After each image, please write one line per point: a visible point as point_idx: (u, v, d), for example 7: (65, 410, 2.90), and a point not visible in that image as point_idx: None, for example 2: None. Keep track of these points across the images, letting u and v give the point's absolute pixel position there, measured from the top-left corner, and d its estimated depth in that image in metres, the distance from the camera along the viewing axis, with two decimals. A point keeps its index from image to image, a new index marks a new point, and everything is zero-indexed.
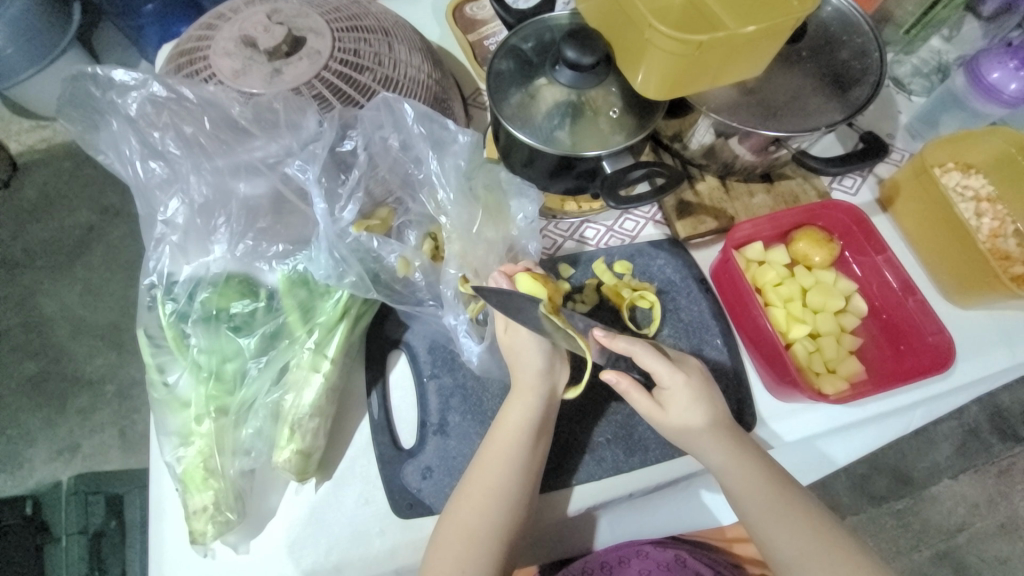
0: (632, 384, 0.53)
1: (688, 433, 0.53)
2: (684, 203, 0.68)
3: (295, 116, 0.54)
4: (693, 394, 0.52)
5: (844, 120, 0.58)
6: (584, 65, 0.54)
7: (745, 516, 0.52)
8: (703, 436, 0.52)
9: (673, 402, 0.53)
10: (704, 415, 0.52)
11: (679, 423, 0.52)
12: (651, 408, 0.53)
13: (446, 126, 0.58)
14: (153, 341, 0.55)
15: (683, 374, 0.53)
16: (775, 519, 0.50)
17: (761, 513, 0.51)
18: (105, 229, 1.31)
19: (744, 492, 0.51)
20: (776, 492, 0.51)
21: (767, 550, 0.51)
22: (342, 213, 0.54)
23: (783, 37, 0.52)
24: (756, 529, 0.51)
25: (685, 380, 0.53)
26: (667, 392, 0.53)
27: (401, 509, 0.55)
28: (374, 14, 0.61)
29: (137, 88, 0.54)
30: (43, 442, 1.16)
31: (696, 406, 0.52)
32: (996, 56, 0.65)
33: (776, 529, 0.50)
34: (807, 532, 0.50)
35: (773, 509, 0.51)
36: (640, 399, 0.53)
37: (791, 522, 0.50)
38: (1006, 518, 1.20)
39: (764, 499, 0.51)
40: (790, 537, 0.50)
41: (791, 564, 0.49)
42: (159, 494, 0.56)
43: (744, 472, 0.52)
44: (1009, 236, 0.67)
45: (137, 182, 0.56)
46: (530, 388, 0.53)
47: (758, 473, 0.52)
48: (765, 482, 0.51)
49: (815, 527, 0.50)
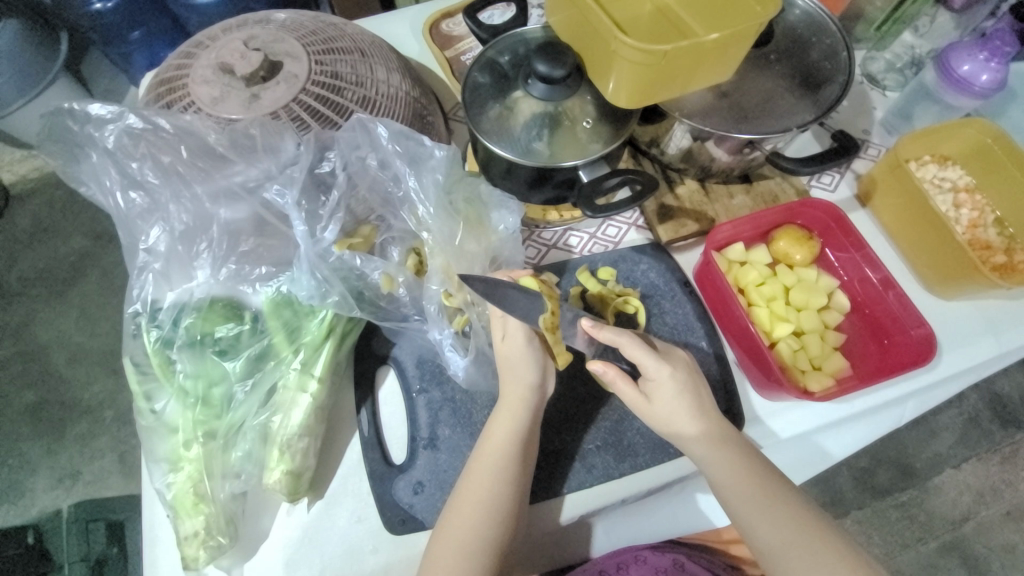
0: (618, 374, 0.53)
1: (672, 426, 0.53)
2: (664, 207, 0.69)
3: (273, 140, 0.54)
4: (680, 390, 0.53)
5: (816, 120, 0.59)
6: (556, 77, 0.55)
7: (729, 508, 0.52)
8: (687, 429, 0.53)
9: (658, 393, 0.53)
10: (689, 408, 0.53)
11: (664, 417, 0.53)
12: (636, 398, 0.54)
13: (423, 143, 0.58)
14: (141, 369, 0.55)
15: (669, 368, 0.53)
16: (759, 510, 0.50)
17: (746, 504, 0.51)
18: (99, 255, 1.32)
19: (729, 485, 0.51)
20: (761, 484, 0.51)
21: (753, 540, 0.51)
22: (323, 233, 0.55)
23: (749, 42, 0.53)
24: (741, 521, 0.51)
25: (670, 374, 0.53)
26: (653, 383, 0.53)
27: (394, 525, 0.55)
28: (350, 35, 0.62)
29: (115, 120, 0.54)
30: (42, 471, 1.16)
31: (682, 398, 0.53)
32: (966, 48, 0.66)
33: (760, 520, 0.50)
34: (791, 523, 0.50)
35: (757, 500, 0.51)
36: (627, 389, 0.54)
37: (777, 518, 0.50)
38: (1010, 506, 1.20)
39: (748, 490, 0.51)
40: (774, 527, 0.50)
41: (777, 555, 0.49)
42: (150, 522, 0.56)
43: (728, 463, 0.52)
44: (988, 225, 0.68)
45: (119, 212, 0.56)
46: (519, 399, 0.54)
47: (742, 465, 0.52)
48: (750, 476, 0.51)
49: (799, 518, 0.50)
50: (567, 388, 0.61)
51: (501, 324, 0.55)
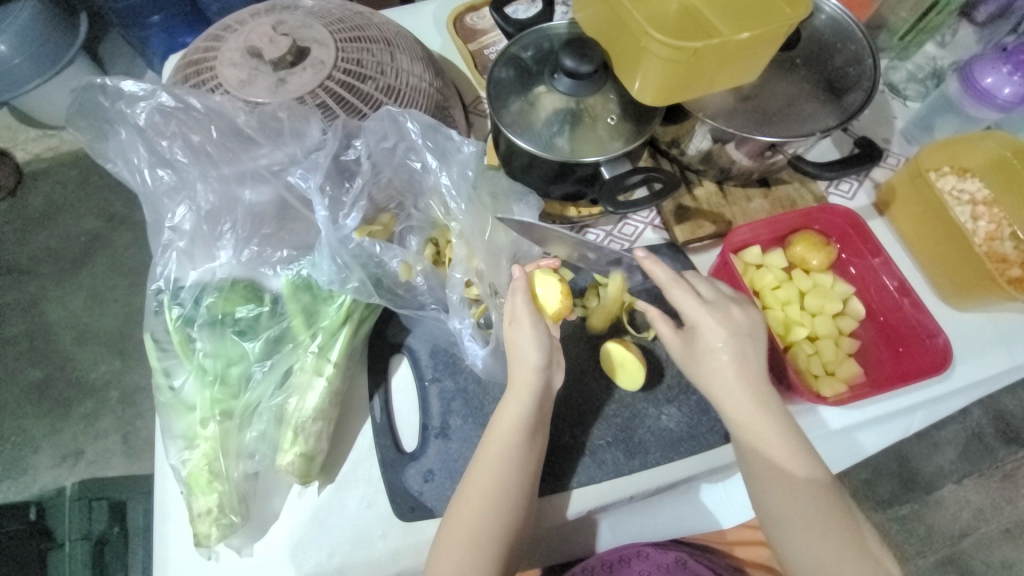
0: (659, 316, 0.56)
1: (711, 380, 0.53)
2: (682, 208, 0.69)
3: (299, 125, 0.55)
4: (725, 340, 0.53)
5: (838, 126, 0.59)
6: (582, 73, 0.55)
7: (750, 469, 0.52)
8: (728, 389, 0.52)
9: (699, 342, 0.54)
10: (732, 369, 0.52)
11: (704, 370, 0.53)
12: (676, 343, 0.55)
13: (450, 138, 0.59)
14: (160, 346, 0.56)
15: (714, 318, 0.53)
16: (777, 476, 0.51)
17: (764, 469, 0.51)
18: (110, 236, 1.33)
19: (756, 446, 0.52)
20: (789, 454, 0.51)
21: (760, 501, 0.52)
22: (345, 220, 0.55)
23: (777, 44, 0.53)
24: (757, 484, 0.52)
25: (715, 324, 0.53)
26: (694, 332, 0.54)
27: (403, 512, 0.55)
28: (377, 24, 0.63)
29: (145, 98, 0.55)
30: (47, 448, 1.17)
31: (724, 350, 0.53)
32: (990, 61, 0.66)
33: (772, 485, 0.51)
34: (808, 496, 0.50)
35: (778, 468, 0.51)
36: (667, 332, 0.55)
37: (794, 489, 0.50)
38: (1011, 523, 1.19)
39: (773, 456, 0.51)
40: (789, 498, 0.50)
41: (779, 521, 0.51)
42: (164, 497, 0.57)
43: (761, 428, 0.52)
44: (1006, 239, 0.68)
45: (144, 190, 0.57)
46: (525, 383, 0.53)
47: (775, 432, 0.51)
48: (779, 443, 0.51)
49: (817, 493, 0.50)
50: (578, 383, 0.61)
51: (511, 308, 0.55)
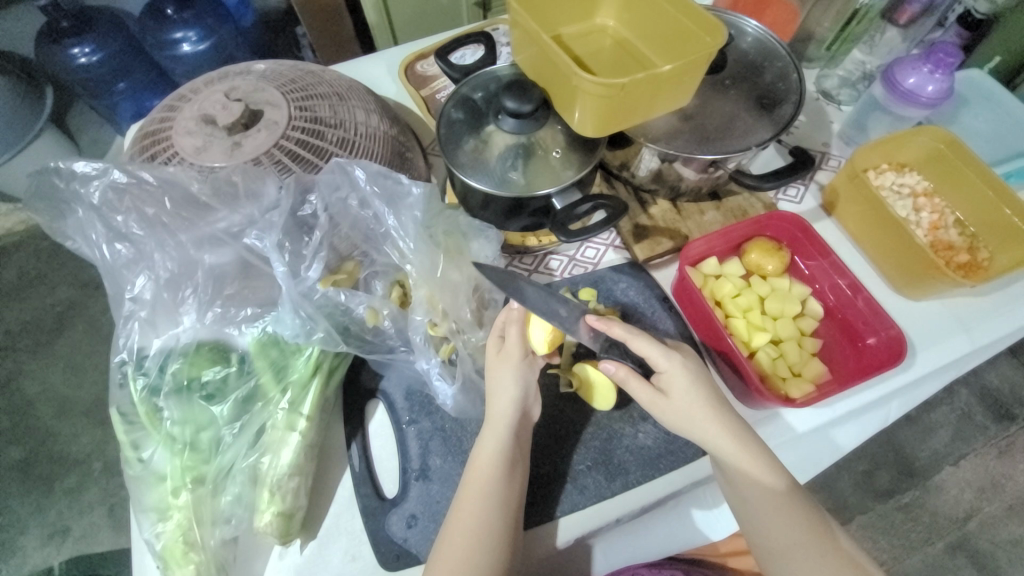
0: (630, 372, 0.55)
1: (691, 421, 0.53)
2: (639, 227, 0.71)
3: (254, 185, 0.56)
4: (694, 379, 0.54)
5: (773, 138, 0.62)
6: (525, 112, 0.58)
7: (742, 505, 0.53)
8: (710, 429, 0.52)
9: (674, 385, 0.54)
10: (709, 408, 0.53)
11: (682, 413, 0.53)
12: (653, 396, 0.54)
13: (399, 181, 0.60)
14: (127, 419, 0.55)
15: (679, 356, 0.55)
16: (768, 512, 0.51)
17: (757, 506, 0.51)
18: (86, 303, 1.32)
19: (744, 483, 0.52)
20: (776, 487, 0.51)
21: (754, 536, 0.52)
22: (307, 272, 0.57)
23: (703, 69, 0.56)
24: (750, 520, 0.52)
25: (680, 364, 0.54)
26: (665, 376, 0.54)
27: (388, 561, 0.55)
28: (327, 81, 0.65)
29: (99, 176, 0.56)
30: (30, 529, 1.12)
31: (697, 390, 0.54)
32: (910, 63, 0.71)
33: (767, 522, 0.51)
34: (799, 524, 0.51)
35: (770, 502, 0.51)
36: (640, 387, 0.55)
37: (786, 520, 0.51)
38: (1012, 500, 1.20)
39: (762, 491, 0.51)
40: (782, 530, 0.51)
41: (776, 553, 0.51)
42: (140, 575, 0.55)
43: (747, 464, 0.52)
44: (949, 226, 0.71)
45: (105, 263, 0.57)
46: (500, 417, 0.54)
47: (761, 468, 0.52)
48: (765, 477, 0.51)
49: (808, 521, 0.51)
50: (555, 409, 0.62)
51: (501, 339, 0.58)
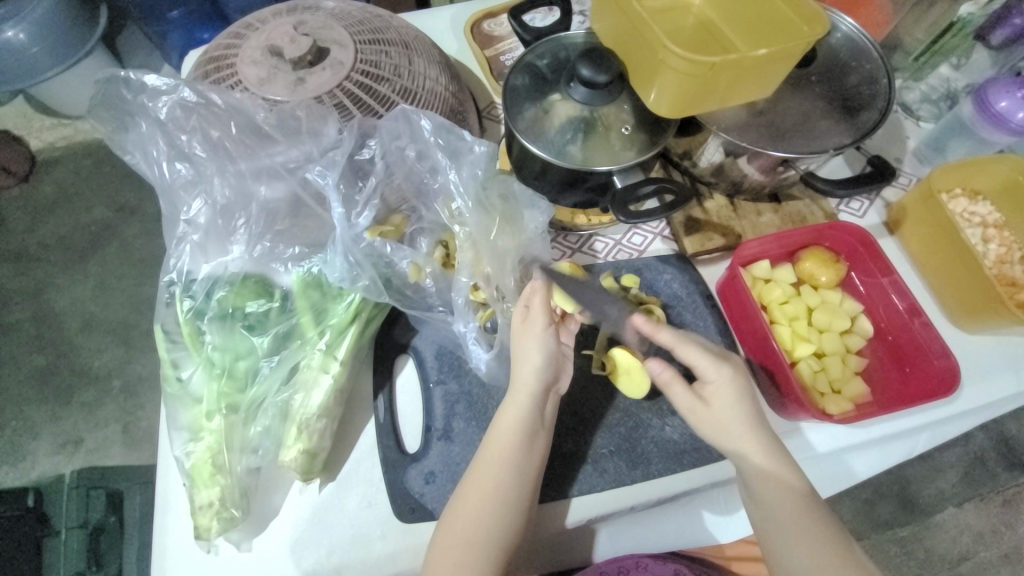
0: (675, 376, 0.54)
1: (727, 433, 0.53)
2: (692, 220, 0.69)
3: (317, 124, 0.55)
4: (738, 393, 0.53)
5: (852, 143, 0.59)
6: (599, 82, 0.56)
7: (762, 520, 0.52)
8: (743, 443, 0.52)
9: (716, 397, 0.53)
10: (744, 422, 0.53)
11: (720, 424, 0.53)
12: (692, 403, 0.54)
13: (463, 138, 0.59)
14: (170, 337, 0.56)
15: (729, 369, 0.54)
16: (791, 531, 0.50)
17: (780, 522, 0.51)
18: (120, 226, 1.34)
19: (767, 496, 0.51)
20: (799, 503, 0.51)
21: (777, 554, 0.51)
22: (358, 219, 0.56)
23: (793, 61, 0.53)
24: (771, 536, 0.51)
25: (729, 375, 0.54)
26: (711, 387, 0.54)
27: (403, 512, 0.55)
28: (396, 28, 0.63)
29: (168, 92, 0.56)
30: (46, 434, 1.17)
31: (740, 403, 0.53)
32: (1004, 85, 0.66)
33: (794, 545, 0.50)
34: (823, 544, 0.50)
35: (793, 520, 0.50)
36: (681, 392, 0.54)
37: (809, 538, 0.50)
38: (1011, 549, 1.18)
39: (785, 506, 0.51)
40: (805, 548, 0.50)
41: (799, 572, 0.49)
42: (166, 488, 0.57)
43: (771, 479, 0.52)
44: (1015, 262, 0.67)
45: (162, 182, 0.58)
46: (526, 386, 0.54)
47: (792, 487, 0.51)
48: (788, 492, 0.51)
49: (833, 542, 0.50)
50: (583, 390, 0.62)
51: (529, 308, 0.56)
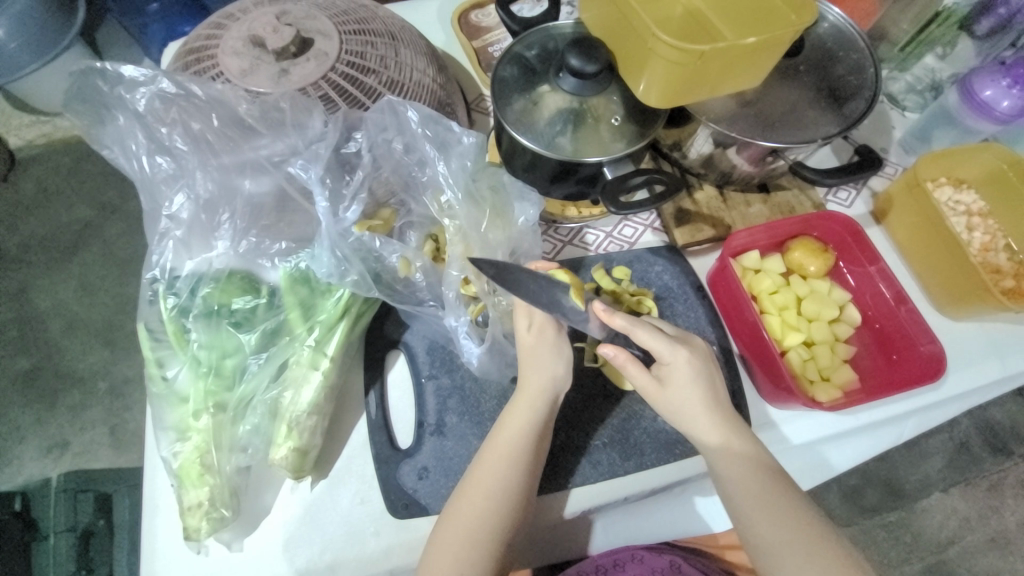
0: (629, 359, 0.53)
1: (686, 417, 0.53)
2: (682, 211, 0.69)
3: (301, 116, 0.54)
4: (696, 375, 0.53)
5: (839, 133, 0.59)
6: (588, 73, 0.55)
7: (730, 501, 0.51)
8: (703, 424, 0.53)
9: (673, 378, 0.53)
10: (703, 403, 0.53)
11: (676, 405, 0.53)
12: (649, 383, 0.54)
13: (451, 129, 0.59)
14: (154, 336, 0.55)
15: (684, 352, 0.53)
16: (758, 510, 0.50)
17: (748, 503, 0.50)
18: (102, 225, 1.31)
19: (732, 476, 0.51)
20: (765, 481, 0.51)
21: (746, 533, 0.50)
22: (345, 213, 0.55)
23: (782, 49, 0.53)
24: (741, 517, 0.50)
25: (686, 359, 0.53)
26: (667, 368, 0.53)
27: (397, 509, 0.55)
28: (381, 18, 0.62)
29: (147, 83, 0.54)
30: (31, 438, 1.15)
31: (696, 386, 0.53)
32: (989, 74, 0.67)
33: (763, 523, 0.49)
34: (791, 520, 0.49)
35: (760, 500, 0.50)
36: (638, 373, 0.54)
37: (777, 515, 0.49)
38: (995, 532, 1.21)
39: (751, 484, 0.51)
40: (774, 525, 0.49)
41: (768, 549, 0.49)
42: (154, 489, 0.56)
43: (736, 459, 0.52)
44: (1000, 250, 0.68)
45: (143, 177, 0.56)
46: (537, 393, 0.54)
47: (759, 464, 0.52)
48: (755, 471, 0.51)
49: (801, 518, 0.49)
50: (576, 382, 0.61)
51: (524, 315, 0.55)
